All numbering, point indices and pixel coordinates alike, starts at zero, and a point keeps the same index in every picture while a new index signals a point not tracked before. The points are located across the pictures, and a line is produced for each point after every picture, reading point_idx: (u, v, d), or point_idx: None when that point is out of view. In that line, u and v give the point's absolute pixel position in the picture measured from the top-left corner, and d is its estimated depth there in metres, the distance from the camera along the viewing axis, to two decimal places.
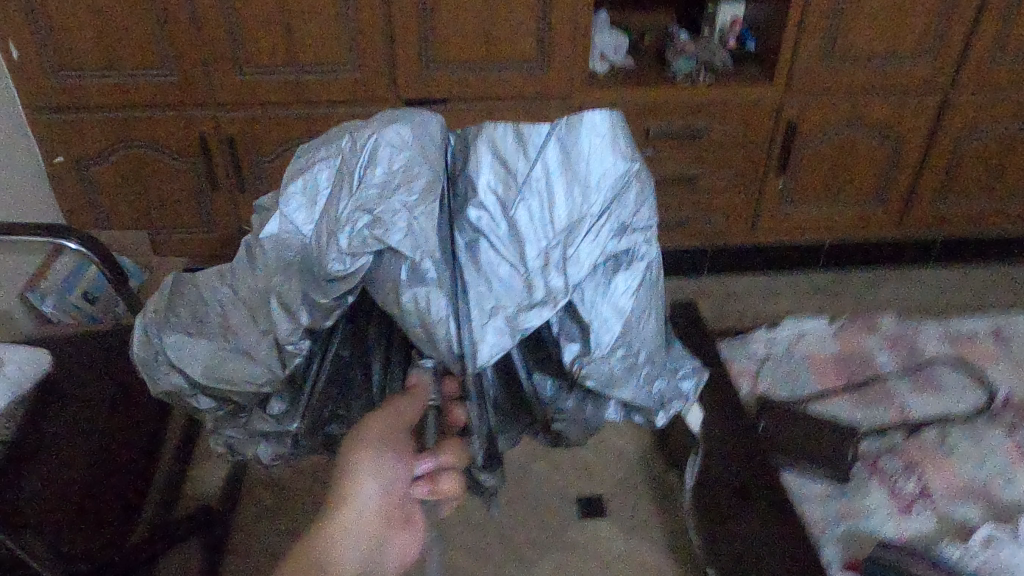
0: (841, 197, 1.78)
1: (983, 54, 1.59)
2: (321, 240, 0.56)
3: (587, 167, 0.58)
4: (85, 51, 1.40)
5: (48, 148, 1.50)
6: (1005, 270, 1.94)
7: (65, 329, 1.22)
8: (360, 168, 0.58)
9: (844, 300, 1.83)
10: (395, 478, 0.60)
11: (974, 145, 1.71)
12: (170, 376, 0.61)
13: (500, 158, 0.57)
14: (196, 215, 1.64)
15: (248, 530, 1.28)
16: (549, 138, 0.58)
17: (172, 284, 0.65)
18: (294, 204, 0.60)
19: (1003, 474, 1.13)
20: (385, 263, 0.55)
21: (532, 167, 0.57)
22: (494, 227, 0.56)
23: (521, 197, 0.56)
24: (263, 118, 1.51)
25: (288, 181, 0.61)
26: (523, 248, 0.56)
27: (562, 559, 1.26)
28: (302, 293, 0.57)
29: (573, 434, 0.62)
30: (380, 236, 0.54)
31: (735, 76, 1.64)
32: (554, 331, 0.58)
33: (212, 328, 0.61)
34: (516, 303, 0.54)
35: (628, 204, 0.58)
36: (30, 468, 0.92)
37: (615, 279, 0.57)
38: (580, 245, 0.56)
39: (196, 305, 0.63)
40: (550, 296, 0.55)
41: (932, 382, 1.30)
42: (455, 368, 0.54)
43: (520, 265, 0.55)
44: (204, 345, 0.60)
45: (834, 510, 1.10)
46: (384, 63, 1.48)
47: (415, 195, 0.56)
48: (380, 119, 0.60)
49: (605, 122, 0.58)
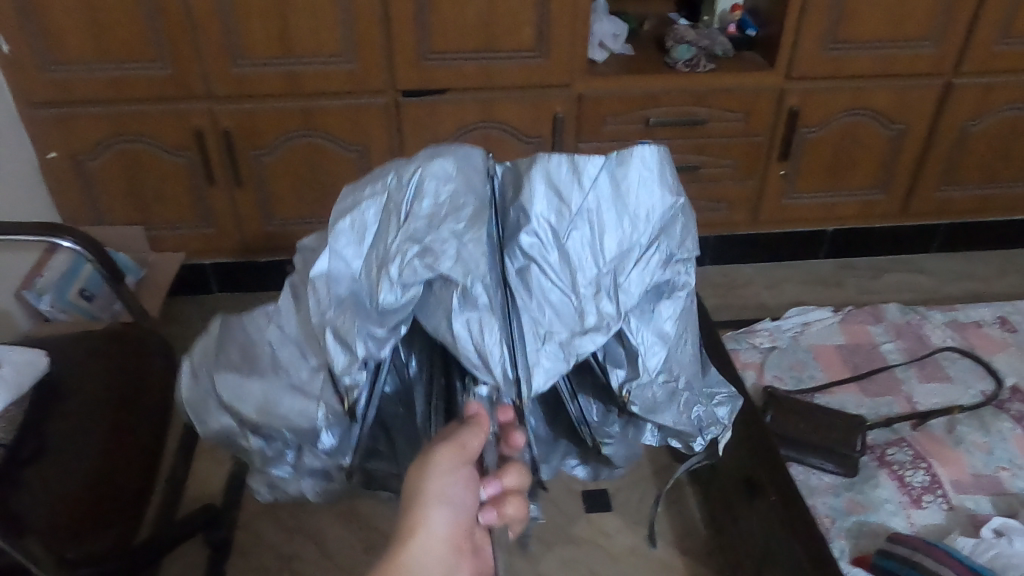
0: (843, 184, 1.77)
1: (988, 40, 1.57)
2: (372, 274, 0.58)
3: (634, 198, 0.60)
4: (78, 45, 1.38)
5: (42, 143, 1.48)
6: (1006, 256, 1.93)
7: (63, 328, 1.20)
8: (406, 200, 0.58)
9: (847, 289, 1.83)
10: (461, 505, 0.59)
11: (977, 130, 1.69)
12: (220, 416, 0.63)
13: (552, 185, 0.58)
14: (193, 211, 1.62)
15: (252, 529, 1.27)
16: (602, 172, 0.59)
17: (218, 325, 0.65)
18: (343, 241, 0.60)
19: (1012, 466, 1.13)
20: (437, 291, 0.57)
21: (581, 194, 0.59)
22: (545, 252, 0.57)
23: (573, 227, 0.58)
24: (260, 112, 1.49)
25: (334, 220, 0.60)
26: (575, 277, 0.58)
27: (569, 553, 1.26)
28: (357, 325, 0.57)
29: (618, 460, 0.69)
30: (430, 265, 0.56)
31: (736, 63, 1.62)
32: (600, 360, 0.63)
33: (260, 368, 0.62)
34: (569, 330, 0.58)
35: (673, 236, 0.62)
36: (31, 472, 0.90)
37: (659, 307, 0.63)
38: (629, 275, 0.60)
39: (242, 345, 0.63)
40: (602, 322, 0.58)
41: (938, 372, 1.29)
42: (509, 393, 0.57)
43: (571, 293, 0.58)
44: (255, 385, 0.61)
45: (843, 503, 1.08)
46: (382, 53, 1.45)
47: (464, 222, 0.57)
48: (423, 151, 0.60)
49: (653, 156, 0.60)
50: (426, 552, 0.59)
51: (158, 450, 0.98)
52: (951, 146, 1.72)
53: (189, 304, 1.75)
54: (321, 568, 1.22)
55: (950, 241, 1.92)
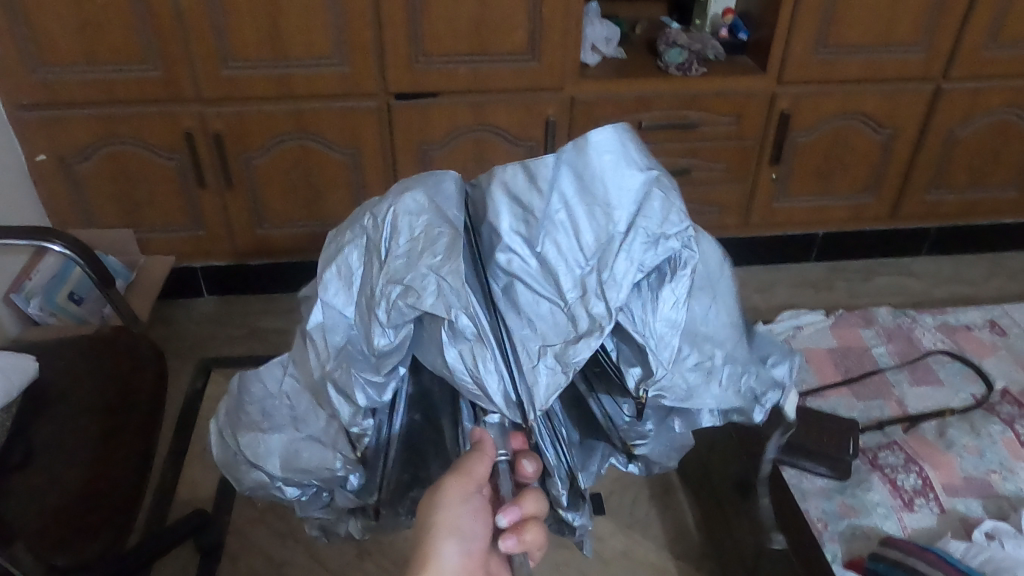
0: (834, 188, 1.77)
1: (977, 44, 1.58)
2: (365, 316, 0.58)
3: (606, 186, 0.56)
4: (67, 47, 1.37)
5: (31, 146, 1.47)
6: (995, 259, 1.95)
7: (50, 332, 1.19)
8: (383, 239, 0.57)
9: (837, 291, 1.83)
10: (473, 537, 0.61)
11: (966, 134, 1.71)
12: (252, 472, 0.66)
13: (520, 201, 0.57)
14: (183, 213, 1.61)
15: (243, 534, 1.26)
16: (561, 165, 0.57)
17: (239, 384, 0.68)
18: (333, 289, 0.60)
19: (1003, 469, 1.13)
20: (428, 327, 0.56)
21: (551, 200, 0.57)
22: (526, 265, 0.56)
23: (545, 233, 0.56)
24: (250, 114, 1.48)
25: (322, 270, 0.61)
26: (559, 282, 0.55)
27: (562, 557, 1.26)
28: (353, 375, 0.58)
29: (658, 455, 0.67)
30: (413, 303, 0.53)
31: (727, 67, 1.62)
32: (612, 355, 0.59)
33: (281, 422, 0.65)
34: (563, 340, 0.54)
35: (660, 210, 0.54)
36: (20, 478, 0.90)
37: (662, 292, 0.56)
38: (614, 266, 0.54)
39: (263, 403, 0.67)
40: (595, 324, 0.53)
41: (930, 375, 1.29)
42: (514, 416, 0.55)
43: (559, 299, 0.55)
44: (275, 439, 0.64)
45: (836, 506, 1.08)
46: (374, 56, 1.45)
47: (441, 254, 0.54)
48: (393, 189, 0.59)
49: (614, 137, 0.57)
50: None
51: (149, 455, 0.98)
52: (940, 150, 1.73)
53: (179, 307, 1.74)
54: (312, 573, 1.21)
55: (940, 243, 1.93)
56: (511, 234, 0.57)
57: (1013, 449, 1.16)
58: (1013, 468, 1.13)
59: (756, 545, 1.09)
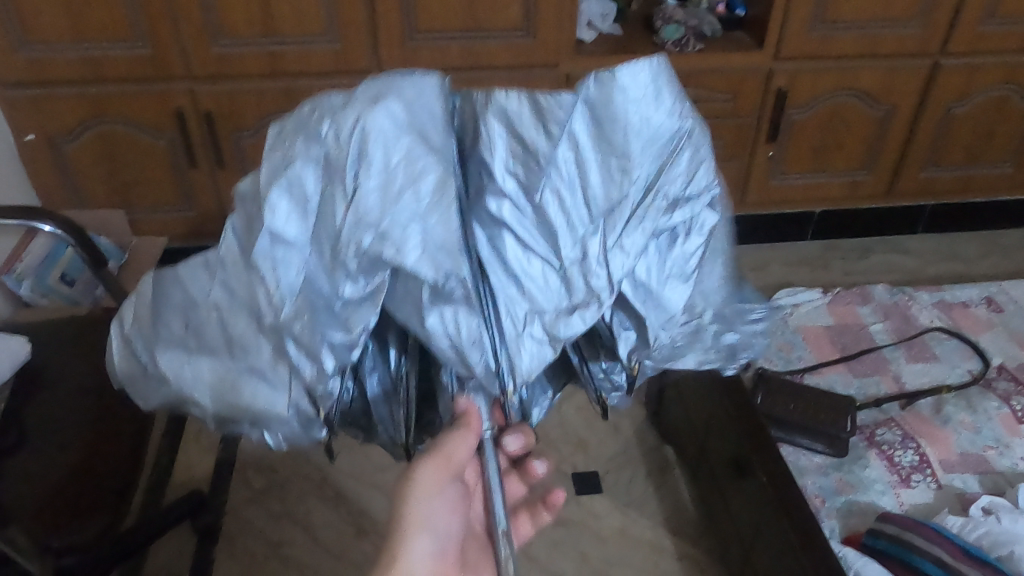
0: (830, 165, 1.77)
1: (975, 20, 1.57)
2: (326, 257, 0.47)
3: (628, 142, 0.49)
4: (53, 23, 1.34)
5: (18, 125, 1.44)
6: (990, 236, 1.95)
7: (42, 314, 1.17)
8: (349, 159, 0.46)
9: (833, 270, 1.83)
10: (444, 526, 0.68)
11: (963, 111, 1.70)
12: (163, 390, 0.54)
13: (523, 139, 0.48)
14: (175, 193, 1.59)
15: (240, 514, 1.26)
16: (578, 108, 0.48)
17: (151, 284, 0.53)
18: (282, 214, 0.46)
19: (999, 445, 1.13)
20: (406, 280, 0.47)
21: (561, 144, 0.48)
22: (520, 217, 0.48)
23: (547, 181, 0.48)
24: (241, 92, 1.46)
25: (267, 184, 0.47)
26: (557, 238, 0.48)
27: (560, 535, 1.26)
28: (316, 331, 0.47)
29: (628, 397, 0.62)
30: (391, 257, 0.45)
31: (724, 43, 1.61)
32: (607, 323, 0.54)
33: (208, 346, 0.51)
34: (555, 309, 0.49)
35: (674, 178, 0.50)
36: (15, 461, 0.89)
37: (672, 255, 0.52)
38: (626, 232, 0.49)
39: (184, 311, 0.52)
40: (592, 295, 0.48)
41: (926, 351, 1.30)
42: (492, 387, 0.50)
43: (553, 257, 0.49)
44: (205, 366, 0.51)
45: (833, 482, 1.09)
46: (366, 32, 1.43)
47: (425, 200, 0.45)
48: (361, 93, 0.46)
49: (648, 80, 0.49)
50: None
51: (144, 436, 0.97)
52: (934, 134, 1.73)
53: None
54: (310, 554, 1.21)
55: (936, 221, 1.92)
56: (507, 179, 0.48)
57: (1008, 425, 1.16)
58: (1009, 445, 1.13)
59: (755, 518, 1.09)
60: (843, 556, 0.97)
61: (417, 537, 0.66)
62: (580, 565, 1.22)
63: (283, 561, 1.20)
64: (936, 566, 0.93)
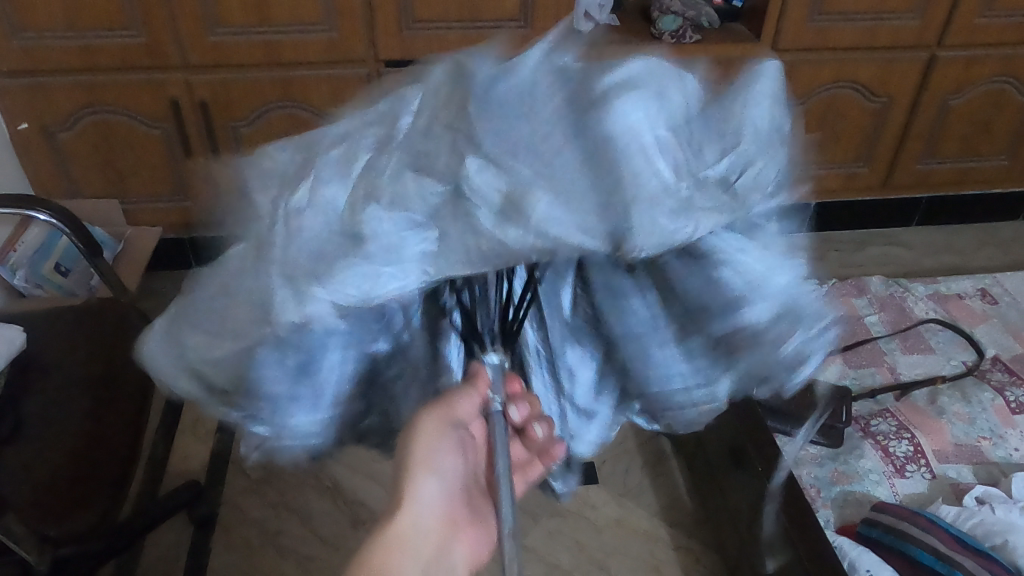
0: (827, 157, 1.77)
1: (972, 12, 1.57)
2: (310, 205, 0.46)
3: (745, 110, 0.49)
4: (46, 11, 1.33)
5: (12, 114, 1.43)
6: (985, 229, 1.95)
7: (38, 303, 1.17)
8: (393, 116, 0.49)
9: (829, 262, 1.84)
10: (453, 476, 0.66)
11: (958, 103, 1.70)
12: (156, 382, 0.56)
13: (651, 80, 0.46)
14: (171, 183, 1.58)
15: (236, 504, 1.26)
16: (734, 88, 0.50)
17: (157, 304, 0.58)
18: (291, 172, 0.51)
19: (992, 436, 1.14)
20: (408, 227, 0.44)
21: (662, 95, 0.46)
22: (654, 138, 0.45)
23: (690, 123, 0.47)
24: (237, 81, 1.45)
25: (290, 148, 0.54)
26: (683, 168, 0.45)
27: (556, 526, 1.26)
28: (288, 290, 0.45)
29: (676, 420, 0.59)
30: (377, 189, 0.44)
31: (722, 34, 1.60)
32: (633, 302, 0.52)
33: (174, 326, 0.51)
34: (640, 220, 0.45)
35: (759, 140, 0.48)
36: (10, 452, 0.89)
37: (752, 235, 0.51)
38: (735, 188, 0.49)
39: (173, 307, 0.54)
40: (693, 230, 0.47)
41: (921, 343, 1.30)
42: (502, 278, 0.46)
43: (675, 182, 0.45)
44: (171, 355, 0.51)
45: (828, 473, 1.10)
46: (363, 19, 1.42)
47: (434, 136, 0.46)
48: (400, 73, 0.54)
49: (778, 80, 0.51)
50: (427, 520, 0.65)
51: (139, 425, 0.97)
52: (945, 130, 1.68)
53: (167, 278, 1.72)
54: (307, 545, 1.21)
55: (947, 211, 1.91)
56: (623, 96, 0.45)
57: (1003, 416, 1.17)
58: (1003, 435, 1.14)
59: (750, 509, 1.11)
60: (838, 546, 0.98)
61: (423, 479, 0.65)
62: (577, 556, 1.23)
63: (279, 551, 1.20)
64: (930, 554, 0.93)
